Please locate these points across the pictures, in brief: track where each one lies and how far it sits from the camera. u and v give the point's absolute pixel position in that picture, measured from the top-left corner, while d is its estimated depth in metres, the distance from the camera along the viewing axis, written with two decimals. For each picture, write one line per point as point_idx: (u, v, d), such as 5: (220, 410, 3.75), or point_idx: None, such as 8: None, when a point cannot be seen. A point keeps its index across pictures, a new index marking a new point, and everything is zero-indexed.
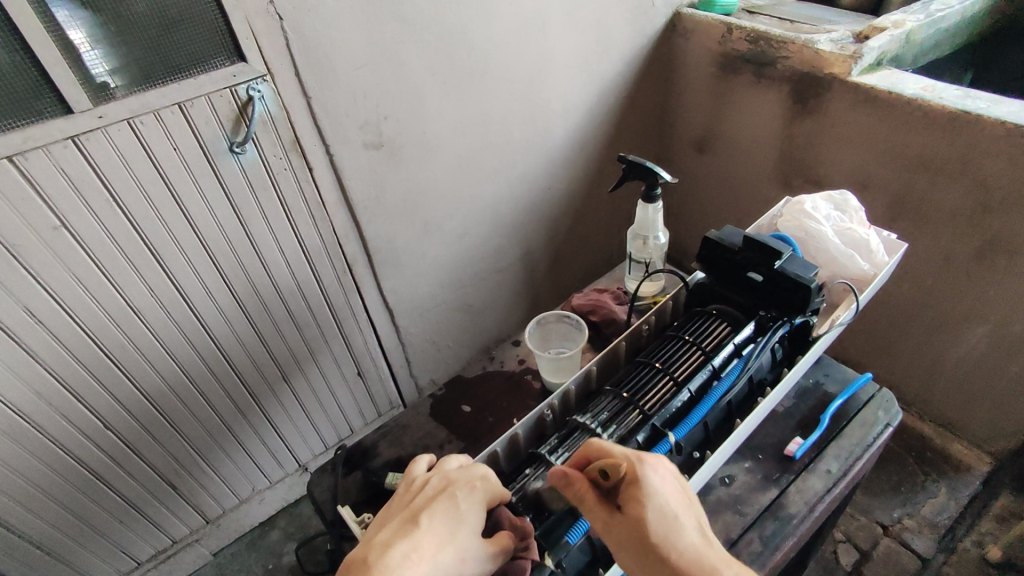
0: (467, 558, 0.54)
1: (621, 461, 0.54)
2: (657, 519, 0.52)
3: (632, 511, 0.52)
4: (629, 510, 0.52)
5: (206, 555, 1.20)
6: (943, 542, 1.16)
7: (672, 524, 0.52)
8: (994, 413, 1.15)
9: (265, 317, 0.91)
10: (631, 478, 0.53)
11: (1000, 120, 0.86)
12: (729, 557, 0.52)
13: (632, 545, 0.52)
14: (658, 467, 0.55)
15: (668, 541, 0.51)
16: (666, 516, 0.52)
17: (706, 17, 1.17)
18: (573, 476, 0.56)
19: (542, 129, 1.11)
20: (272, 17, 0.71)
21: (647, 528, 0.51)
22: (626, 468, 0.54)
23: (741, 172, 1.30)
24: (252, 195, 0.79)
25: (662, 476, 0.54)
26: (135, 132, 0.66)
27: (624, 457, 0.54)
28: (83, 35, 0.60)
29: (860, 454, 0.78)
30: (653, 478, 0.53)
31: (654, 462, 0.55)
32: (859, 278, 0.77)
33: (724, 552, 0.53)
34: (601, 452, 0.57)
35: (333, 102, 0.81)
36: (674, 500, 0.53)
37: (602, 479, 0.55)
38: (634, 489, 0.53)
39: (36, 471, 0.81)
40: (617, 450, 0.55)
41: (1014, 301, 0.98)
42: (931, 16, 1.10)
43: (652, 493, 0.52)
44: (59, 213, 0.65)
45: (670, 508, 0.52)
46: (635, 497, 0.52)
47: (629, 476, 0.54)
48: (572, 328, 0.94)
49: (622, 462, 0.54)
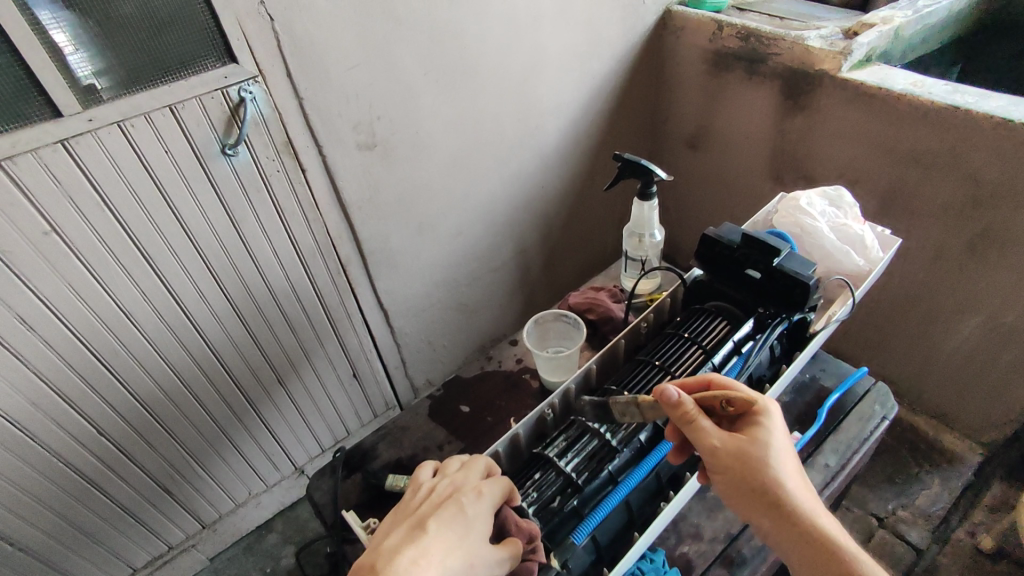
0: (477, 563, 0.53)
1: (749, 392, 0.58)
2: (779, 449, 0.56)
3: (759, 436, 0.56)
4: (754, 435, 0.56)
5: (203, 559, 1.19)
6: (936, 533, 1.18)
7: (787, 457, 0.56)
8: (985, 404, 1.17)
9: (259, 319, 0.91)
10: (759, 409, 0.58)
11: (988, 115, 0.87)
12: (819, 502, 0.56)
13: (750, 466, 0.55)
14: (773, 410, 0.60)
15: (783, 471, 0.55)
16: (784, 449, 0.56)
17: (697, 14, 1.17)
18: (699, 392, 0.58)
19: (535, 127, 1.11)
20: (262, 17, 0.70)
21: (768, 454, 0.55)
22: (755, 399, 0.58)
23: (733, 168, 1.30)
24: (245, 197, 0.78)
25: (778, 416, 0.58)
26: (126, 135, 0.65)
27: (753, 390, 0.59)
28: (67, 36, 0.59)
29: (857, 448, 0.80)
30: (776, 414, 0.58)
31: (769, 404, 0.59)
32: (854, 274, 0.78)
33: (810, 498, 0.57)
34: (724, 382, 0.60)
35: (325, 102, 0.81)
36: (785, 440, 0.58)
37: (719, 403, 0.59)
38: (762, 418, 0.57)
39: (29, 480, 0.80)
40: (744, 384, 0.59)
41: (1004, 293, 1.00)
42: (919, 12, 1.11)
43: (778, 425, 0.57)
44: (50, 219, 0.64)
45: (784, 445, 0.57)
46: (763, 424, 0.56)
47: (756, 406, 0.58)
48: (570, 327, 0.94)
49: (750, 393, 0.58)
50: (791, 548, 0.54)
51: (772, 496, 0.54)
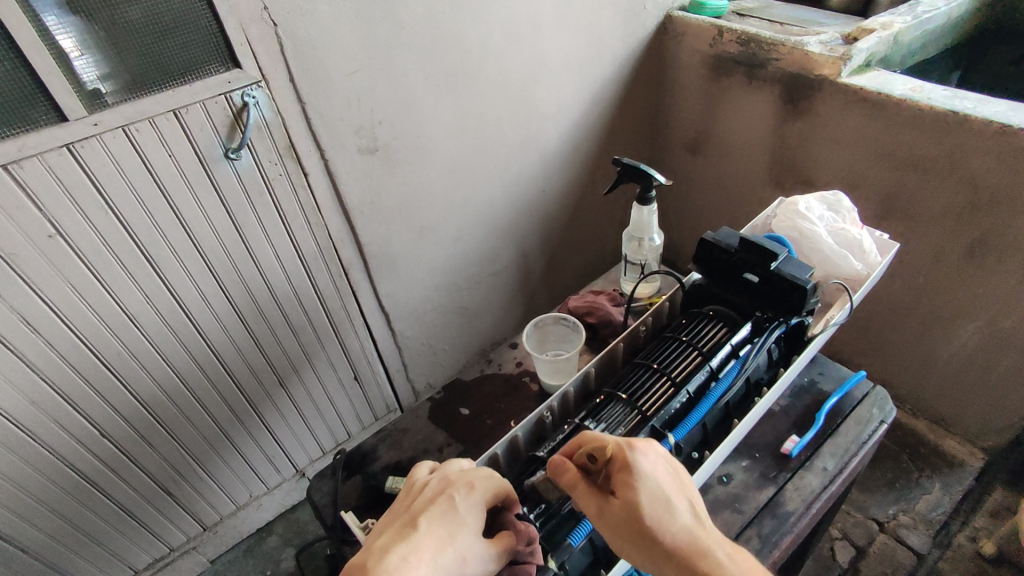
0: (468, 559, 0.54)
1: (610, 448, 0.56)
2: (649, 503, 0.53)
3: (624, 496, 0.53)
4: (621, 495, 0.53)
5: (203, 562, 1.19)
6: (937, 538, 1.17)
7: (664, 504, 0.53)
8: (986, 408, 1.17)
9: (261, 321, 0.91)
10: (623, 464, 0.55)
11: (986, 120, 0.87)
12: (722, 537, 0.52)
13: (625, 527, 0.53)
14: (649, 452, 0.56)
15: (661, 523, 0.52)
16: (657, 497, 0.53)
17: (697, 19, 1.18)
18: (566, 465, 0.57)
19: (535, 132, 1.12)
20: (265, 23, 0.71)
21: (637, 507, 0.52)
22: (615, 454, 0.55)
23: (734, 172, 1.31)
24: (247, 200, 0.79)
25: (652, 461, 0.55)
26: (130, 139, 0.66)
27: (614, 445, 0.56)
28: (73, 41, 0.60)
29: (856, 451, 0.79)
30: (644, 463, 0.55)
31: (644, 448, 0.56)
32: (852, 277, 0.78)
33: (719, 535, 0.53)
34: (591, 439, 0.58)
35: (327, 107, 0.81)
36: (665, 483, 0.54)
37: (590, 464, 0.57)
38: (625, 475, 0.54)
39: (32, 481, 0.80)
40: (608, 438, 0.57)
41: (1003, 297, 1.00)
42: (918, 17, 1.11)
43: (644, 477, 0.54)
44: (54, 221, 0.65)
45: (663, 491, 0.54)
46: (627, 481, 0.53)
47: (620, 461, 0.55)
48: (569, 330, 0.94)
49: (612, 450, 0.56)
50: None
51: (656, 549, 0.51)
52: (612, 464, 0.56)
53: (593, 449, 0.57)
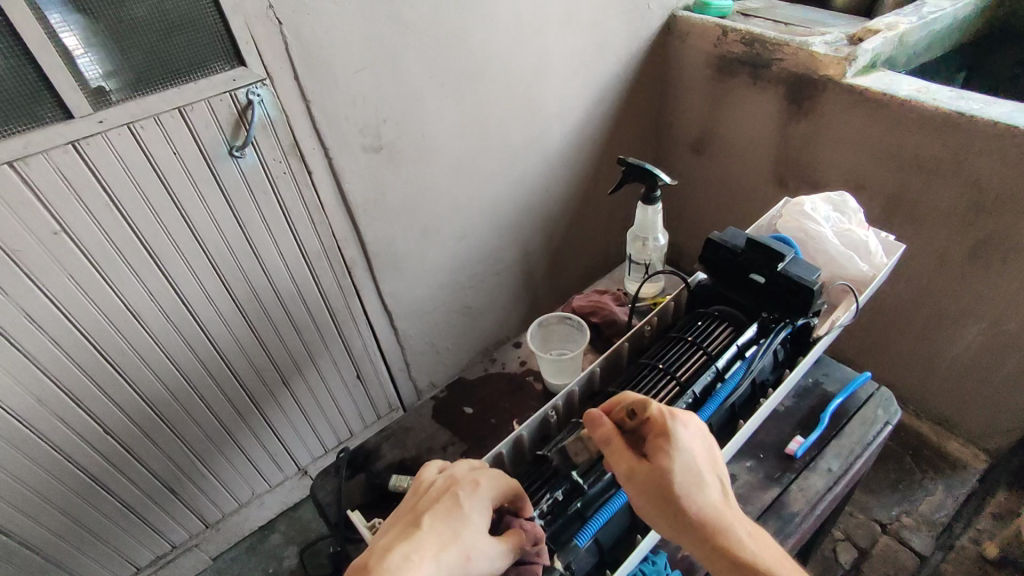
0: (472, 557, 0.53)
1: (654, 412, 0.56)
2: (683, 474, 0.53)
3: (659, 461, 0.54)
4: (656, 461, 0.54)
5: (206, 559, 1.20)
6: (940, 540, 1.17)
7: (696, 477, 0.54)
8: (989, 410, 1.16)
9: (265, 320, 0.91)
10: (662, 430, 0.55)
11: (992, 121, 0.87)
12: (743, 517, 0.54)
13: (653, 493, 0.53)
14: (689, 424, 0.56)
15: (690, 495, 0.53)
16: (690, 469, 0.54)
17: (702, 20, 1.18)
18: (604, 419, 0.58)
19: (540, 131, 1.12)
20: (271, 21, 0.71)
21: (672, 476, 0.53)
22: (657, 419, 0.56)
23: (738, 173, 1.31)
24: (252, 199, 0.79)
25: (691, 433, 0.56)
26: (135, 137, 0.66)
27: (659, 410, 0.56)
28: (78, 39, 0.60)
29: (860, 452, 0.79)
30: (682, 434, 0.55)
31: (685, 420, 0.57)
32: (857, 279, 0.77)
33: (738, 513, 0.55)
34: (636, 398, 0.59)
35: (332, 105, 0.81)
36: (700, 457, 0.55)
37: (629, 422, 0.58)
38: (663, 442, 0.55)
39: (35, 478, 0.80)
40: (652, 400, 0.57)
41: (1009, 299, 0.99)
42: (923, 18, 1.11)
43: (680, 448, 0.54)
44: (60, 219, 0.65)
45: (696, 464, 0.54)
46: (664, 448, 0.54)
47: (659, 427, 0.55)
48: (573, 330, 0.94)
49: (654, 414, 0.56)
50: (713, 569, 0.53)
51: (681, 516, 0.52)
52: (651, 428, 0.56)
53: (638, 409, 0.57)
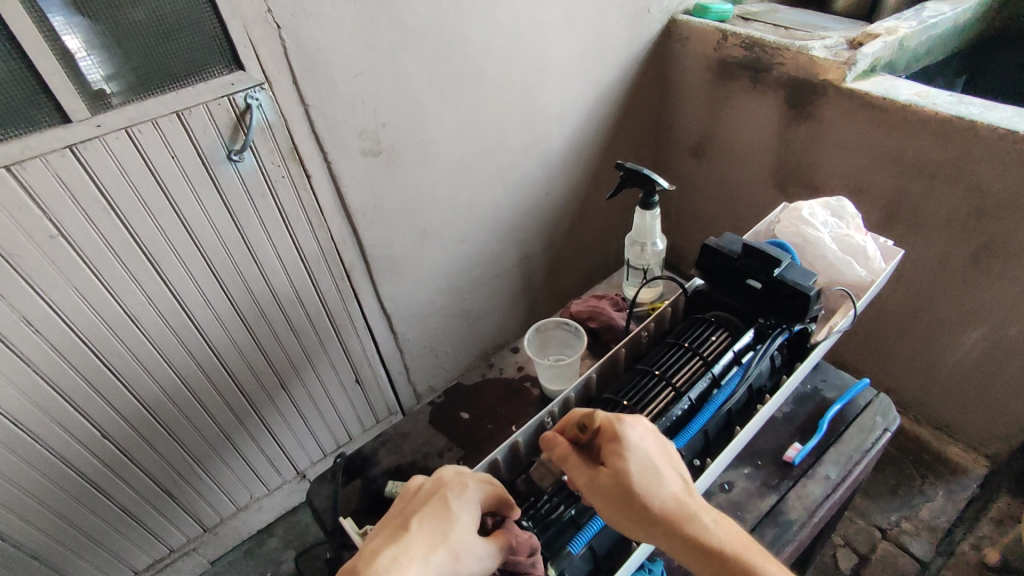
0: (462, 557, 0.53)
1: (600, 420, 0.58)
2: (638, 472, 0.54)
3: (614, 465, 0.54)
4: (611, 465, 0.55)
5: (204, 563, 1.19)
6: (941, 546, 1.17)
7: (650, 474, 0.54)
8: (990, 415, 1.16)
9: (263, 326, 0.91)
10: (612, 435, 0.56)
11: (992, 125, 0.87)
12: (703, 501, 0.54)
13: (614, 496, 0.54)
14: (638, 425, 0.57)
15: (649, 491, 0.53)
16: (644, 467, 0.54)
17: (702, 23, 1.18)
18: (556, 438, 0.59)
19: (539, 135, 1.12)
20: (270, 25, 0.71)
21: (627, 474, 0.54)
22: (605, 426, 0.57)
23: (738, 177, 1.30)
24: (250, 203, 0.79)
25: (642, 433, 0.57)
26: (133, 140, 0.66)
27: (604, 416, 0.57)
28: (79, 41, 0.60)
29: (859, 459, 0.79)
30: (632, 434, 0.56)
31: (634, 421, 0.58)
32: (856, 284, 0.77)
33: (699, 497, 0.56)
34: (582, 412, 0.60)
35: (331, 110, 0.81)
36: (654, 455, 0.56)
37: (580, 434, 0.59)
38: (615, 445, 0.55)
39: (32, 483, 0.80)
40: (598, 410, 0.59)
41: (1008, 303, 0.99)
42: (924, 22, 1.11)
43: (632, 447, 0.55)
44: (59, 224, 0.65)
45: (651, 461, 0.55)
46: (616, 451, 0.55)
47: (610, 433, 0.56)
48: (571, 335, 0.94)
49: (601, 421, 0.57)
50: (687, 559, 0.52)
51: (645, 514, 0.53)
52: (601, 436, 0.57)
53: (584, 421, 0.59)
